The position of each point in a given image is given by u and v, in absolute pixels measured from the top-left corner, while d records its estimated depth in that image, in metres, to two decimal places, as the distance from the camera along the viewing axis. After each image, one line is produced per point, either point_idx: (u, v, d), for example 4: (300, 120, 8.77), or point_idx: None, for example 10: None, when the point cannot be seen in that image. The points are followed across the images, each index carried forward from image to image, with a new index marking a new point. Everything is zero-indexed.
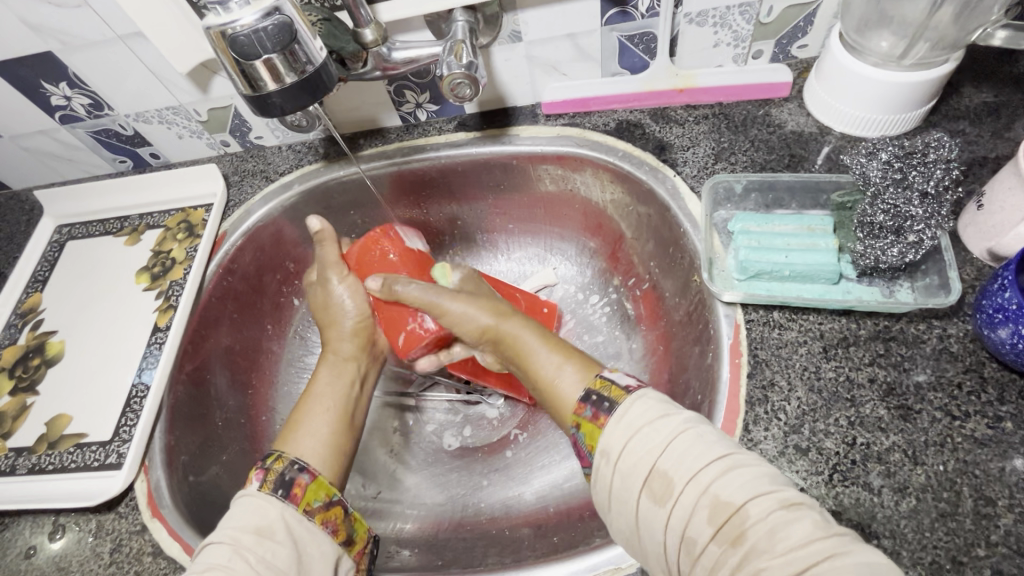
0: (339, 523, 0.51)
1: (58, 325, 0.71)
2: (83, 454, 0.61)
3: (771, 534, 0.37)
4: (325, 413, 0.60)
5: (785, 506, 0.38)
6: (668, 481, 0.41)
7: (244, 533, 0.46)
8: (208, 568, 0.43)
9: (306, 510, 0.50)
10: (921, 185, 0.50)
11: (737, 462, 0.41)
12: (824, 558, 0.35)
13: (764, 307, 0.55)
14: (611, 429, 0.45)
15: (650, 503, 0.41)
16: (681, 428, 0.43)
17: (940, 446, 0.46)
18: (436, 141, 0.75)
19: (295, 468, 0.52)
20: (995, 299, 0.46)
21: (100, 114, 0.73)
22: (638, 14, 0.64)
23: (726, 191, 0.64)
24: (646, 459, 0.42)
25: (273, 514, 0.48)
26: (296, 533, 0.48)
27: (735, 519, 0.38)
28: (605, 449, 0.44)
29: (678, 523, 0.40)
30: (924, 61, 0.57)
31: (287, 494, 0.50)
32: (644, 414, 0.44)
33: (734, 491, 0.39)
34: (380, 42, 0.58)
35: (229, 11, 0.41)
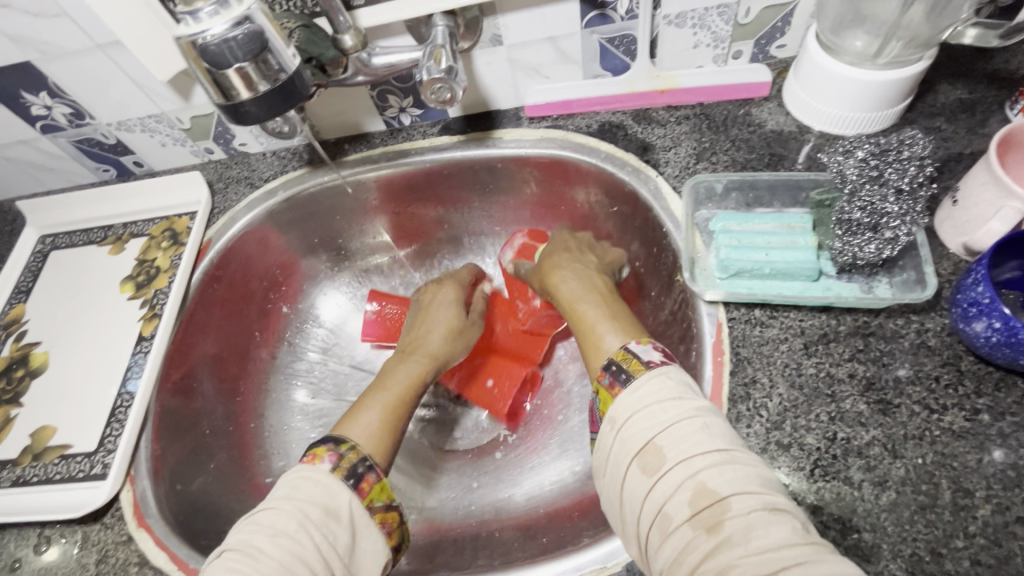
0: (393, 525, 0.51)
1: (42, 335, 0.71)
2: (67, 466, 0.61)
3: (747, 530, 0.38)
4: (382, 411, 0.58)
5: (767, 510, 0.39)
6: (661, 455, 0.43)
7: (313, 509, 0.46)
8: (275, 533, 0.44)
9: (368, 506, 0.49)
10: (896, 182, 0.50)
11: (731, 458, 0.42)
12: (794, 564, 0.35)
13: (745, 305, 0.56)
14: (623, 398, 0.47)
15: (637, 472, 0.43)
16: (687, 414, 0.44)
17: (919, 439, 0.47)
18: (420, 145, 0.76)
19: (365, 463, 0.51)
20: (969, 293, 0.46)
21: (82, 123, 0.73)
22: (618, 16, 0.64)
23: (707, 191, 0.65)
24: (645, 433, 0.44)
25: (342, 499, 0.48)
26: (358, 524, 0.48)
27: (715, 508, 0.39)
28: (613, 416, 0.47)
29: (659, 498, 0.41)
30: (899, 59, 0.58)
31: (356, 486, 0.49)
32: (657, 391, 0.46)
33: (721, 483, 0.40)
34: (360, 47, 0.59)
35: (199, 21, 0.41)
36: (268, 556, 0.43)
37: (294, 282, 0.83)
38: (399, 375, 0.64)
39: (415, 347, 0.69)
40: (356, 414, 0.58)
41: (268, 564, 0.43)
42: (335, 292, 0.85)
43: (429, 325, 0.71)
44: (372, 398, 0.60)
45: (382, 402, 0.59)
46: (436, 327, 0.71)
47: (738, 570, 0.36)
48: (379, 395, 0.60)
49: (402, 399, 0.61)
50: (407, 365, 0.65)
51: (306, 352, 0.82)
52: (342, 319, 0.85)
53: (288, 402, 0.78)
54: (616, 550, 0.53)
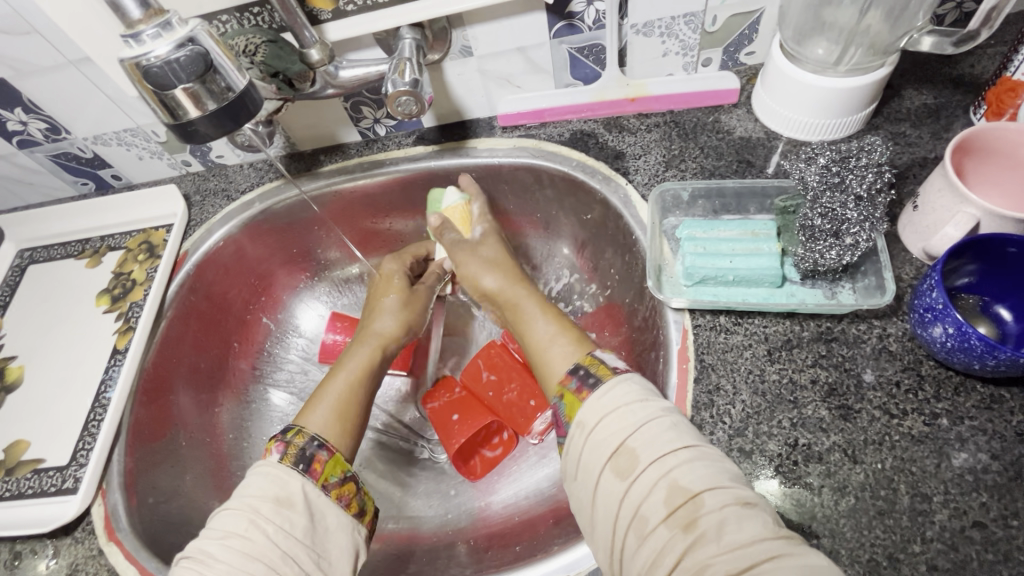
0: (352, 497, 0.51)
1: (19, 350, 0.71)
2: (39, 480, 0.61)
3: (721, 525, 0.38)
4: (342, 398, 0.60)
5: (740, 504, 0.39)
6: (634, 457, 0.42)
7: (263, 502, 0.47)
8: (226, 536, 0.45)
9: (323, 485, 0.50)
10: (856, 189, 0.51)
11: (701, 455, 0.42)
12: (769, 558, 0.36)
13: (711, 312, 0.56)
14: (592, 400, 0.47)
15: (612, 476, 0.43)
16: (656, 415, 0.44)
17: (878, 444, 0.47)
18: (395, 155, 0.76)
19: (314, 444, 0.53)
20: (925, 298, 0.47)
21: (58, 138, 0.73)
22: (585, 26, 0.65)
23: (674, 199, 0.66)
24: (617, 436, 0.44)
25: (293, 487, 0.49)
26: (315, 505, 0.49)
27: (689, 505, 0.39)
28: (581, 421, 0.46)
29: (633, 501, 0.41)
30: (861, 66, 0.58)
31: (306, 469, 0.51)
32: (625, 395, 0.46)
33: (693, 480, 0.40)
34: (328, 61, 0.59)
35: (142, 44, 0.42)
36: (218, 561, 0.44)
37: (272, 292, 0.84)
38: (348, 365, 0.64)
39: (365, 331, 0.69)
40: (314, 402, 0.60)
41: (221, 566, 0.43)
42: (315, 302, 0.86)
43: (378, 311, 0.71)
44: (328, 388, 0.61)
45: (340, 391, 0.61)
46: (389, 312, 0.71)
47: (711, 570, 0.36)
48: (335, 384, 0.62)
49: (361, 385, 0.63)
50: (359, 352, 0.66)
51: (286, 361, 0.82)
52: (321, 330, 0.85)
53: (266, 411, 0.78)
54: (581, 558, 0.53)
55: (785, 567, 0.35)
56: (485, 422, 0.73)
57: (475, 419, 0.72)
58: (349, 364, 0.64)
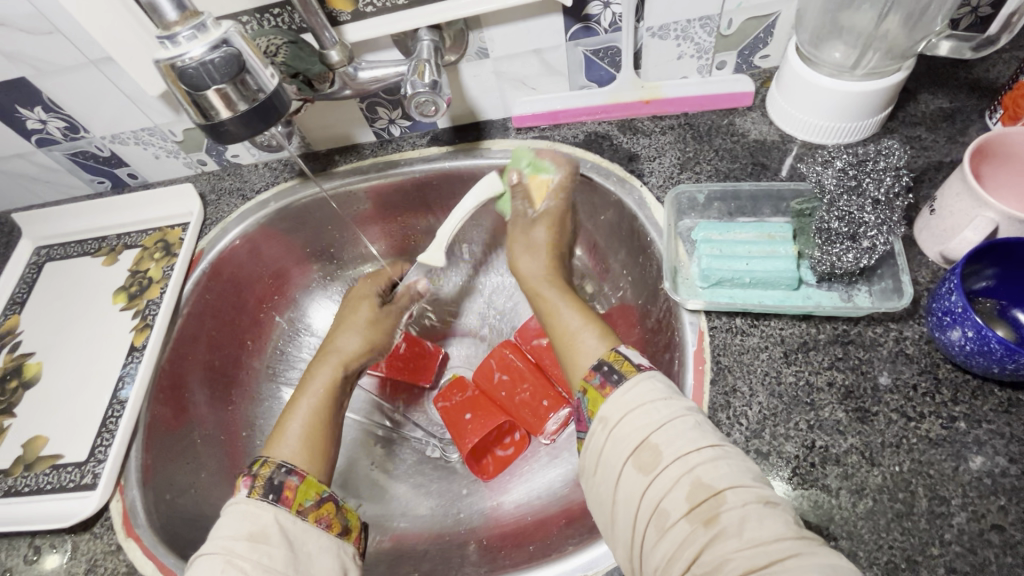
0: (332, 517, 0.50)
1: (37, 346, 0.72)
2: (58, 475, 0.62)
3: (743, 521, 0.38)
4: (308, 425, 0.58)
5: (762, 503, 0.39)
6: (657, 453, 0.42)
7: (236, 540, 0.45)
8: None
9: (298, 511, 0.49)
10: (874, 193, 0.51)
11: (725, 454, 0.42)
12: (789, 554, 0.36)
13: (727, 314, 0.56)
14: (617, 395, 0.46)
15: (633, 470, 0.42)
16: (679, 413, 0.44)
17: (896, 447, 0.47)
18: (409, 156, 0.76)
19: (282, 472, 0.50)
20: (944, 302, 0.47)
21: (76, 136, 0.74)
22: (602, 29, 0.65)
23: (690, 201, 0.66)
24: (641, 430, 0.44)
25: (266, 519, 0.47)
26: (292, 533, 0.47)
27: (711, 502, 0.39)
28: (604, 415, 0.46)
29: (655, 494, 0.41)
30: (878, 70, 0.59)
31: (278, 497, 0.48)
32: (649, 392, 0.46)
33: (716, 477, 0.40)
34: (347, 62, 0.59)
35: (178, 46, 0.42)
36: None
37: (286, 291, 0.84)
38: (312, 387, 0.62)
39: (327, 350, 0.66)
40: (281, 432, 0.57)
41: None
42: (327, 302, 0.86)
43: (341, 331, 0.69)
44: (294, 416, 0.58)
45: (304, 417, 0.58)
46: (351, 332, 0.68)
47: (733, 566, 0.36)
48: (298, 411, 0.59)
49: (326, 410, 0.60)
50: (320, 375, 0.63)
51: (298, 360, 0.82)
52: None
53: (280, 409, 0.79)
54: (597, 558, 0.53)
55: (807, 563, 0.35)
56: (497, 422, 0.73)
57: (488, 419, 0.73)
58: (312, 387, 0.62)
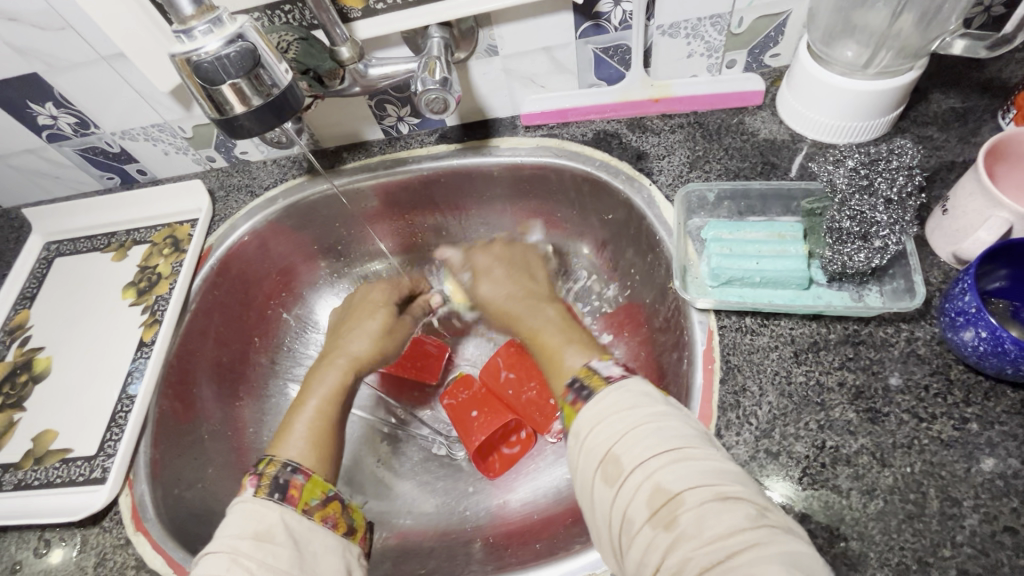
0: (338, 516, 0.51)
1: (47, 341, 0.72)
2: (68, 469, 0.62)
3: (700, 521, 0.37)
4: (312, 425, 0.58)
5: (720, 500, 0.38)
6: (619, 462, 0.42)
7: (242, 539, 0.45)
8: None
9: (304, 510, 0.49)
10: (886, 192, 0.51)
11: (686, 455, 0.41)
12: (746, 550, 0.35)
13: (737, 313, 0.56)
14: (586, 411, 0.46)
15: (600, 484, 0.42)
16: (640, 421, 0.43)
17: (907, 448, 0.47)
18: (417, 154, 0.76)
19: (287, 470, 0.51)
20: (957, 302, 0.47)
21: (87, 132, 0.74)
22: (612, 27, 0.65)
23: (700, 200, 0.66)
24: (605, 442, 0.43)
25: (272, 518, 0.47)
26: (297, 533, 0.47)
27: (670, 505, 0.38)
28: (576, 430, 0.46)
29: (622, 504, 0.40)
30: (890, 70, 0.58)
31: (283, 495, 0.49)
32: (612, 404, 0.45)
33: (674, 480, 0.39)
34: (357, 59, 0.59)
35: (194, 40, 0.42)
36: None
37: (293, 288, 0.84)
38: (318, 387, 0.63)
39: (336, 352, 0.68)
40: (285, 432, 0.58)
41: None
42: (333, 298, 0.86)
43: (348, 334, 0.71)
44: (299, 416, 0.60)
45: (309, 417, 0.59)
46: (358, 335, 0.70)
47: (693, 566, 0.35)
48: (302, 412, 0.60)
49: (331, 410, 0.61)
50: (327, 374, 0.65)
51: (305, 357, 0.82)
52: None
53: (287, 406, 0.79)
54: None
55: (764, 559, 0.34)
56: (504, 420, 0.73)
57: (496, 417, 0.73)
58: (317, 388, 0.63)
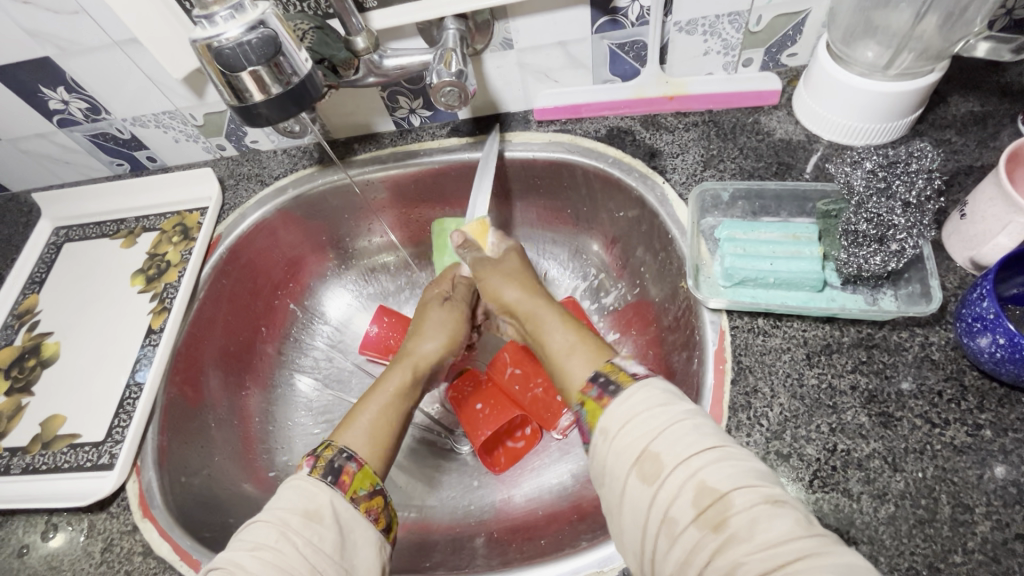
0: (380, 512, 0.49)
1: (56, 326, 0.72)
2: (76, 454, 0.62)
3: (752, 524, 0.37)
4: (377, 424, 0.56)
5: (770, 504, 0.38)
6: (659, 462, 0.41)
7: (292, 514, 0.45)
8: (255, 546, 0.43)
9: (352, 497, 0.48)
10: (904, 195, 0.50)
11: (728, 455, 0.40)
12: (802, 555, 0.35)
13: (749, 314, 0.56)
14: (613, 409, 0.45)
15: (638, 482, 0.41)
16: (678, 419, 0.43)
17: (919, 453, 0.47)
18: (428, 146, 0.76)
19: (343, 456, 0.51)
20: (974, 308, 0.47)
21: (98, 118, 0.74)
22: (628, 22, 0.64)
23: (713, 199, 0.65)
24: (641, 440, 0.42)
25: (322, 499, 0.47)
26: (343, 518, 0.46)
27: (718, 505, 0.38)
28: (604, 428, 0.45)
29: (663, 502, 0.40)
30: (910, 71, 0.58)
31: (336, 480, 0.48)
32: (644, 401, 0.44)
33: (720, 480, 0.39)
34: (372, 49, 0.58)
35: (215, 25, 0.42)
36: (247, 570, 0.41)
37: (300, 279, 0.84)
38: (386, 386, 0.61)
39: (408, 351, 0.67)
40: (345, 428, 0.55)
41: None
42: (342, 291, 0.86)
43: (422, 334, 0.69)
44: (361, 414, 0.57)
45: (372, 418, 0.57)
46: (434, 338, 0.68)
47: (744, 570, 0.35)
48: (369, 405, 0.58)
49: (395, 410, 0.59)
50: (395, 372, 0.63)
51: (311, 348, 0.83)
52: (347, 318, 0.85)
53: (292, 396, 0.79)
54: (614, 554, 0.52)
55: (820, 564, 0.34)
56: (511, 416, 0.73)
57: (502, 413, 0.72)
58: (386, 387, 0.61)
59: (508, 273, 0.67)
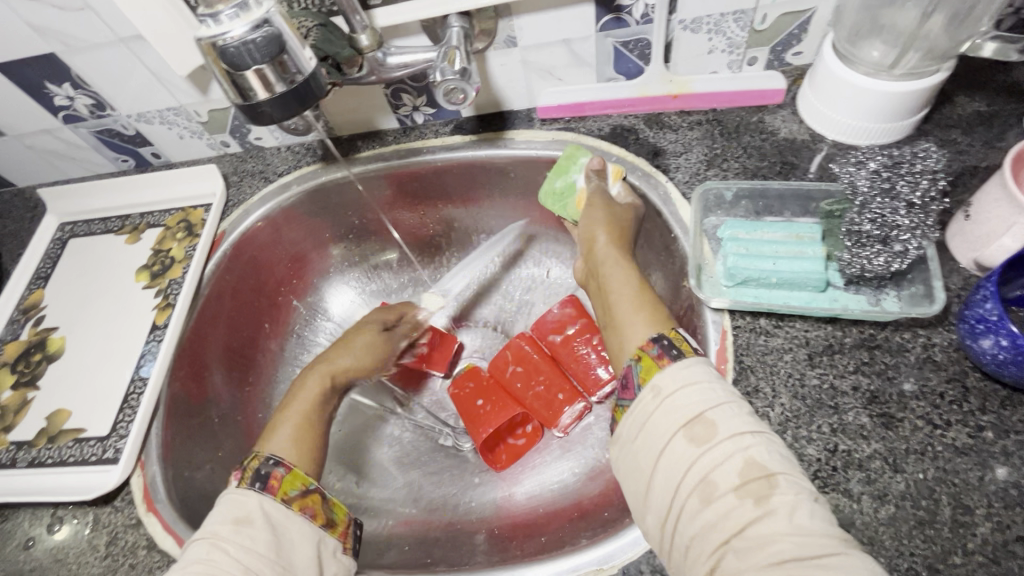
0: (317, 508, 0.50)
1: (61, 321, 0.73)
2: (81, 449, 0.63)
3: (794, 509, 0.37)
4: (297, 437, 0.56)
5: (812, 496, 0.38)
6: (712, 428, 0.41)
7: (222, 525, 0.46)
8: (188, 563, 0.43)
9: (283, 499, 0.49)
10: (908, 196, 0.50)
11: (779, 443, 0.41)
12: (837, 549, 0.35)
13: (751, 314, 0.56)
14: (672, 368, 0.45)
15: (685, 441, 0.41)
16: (736, 397, 0.43)
17: (920, 454, 0.47)
18: (432, 144, 0.76)
19: (270, 463, 0.51)
20: (977, 310, 0.47)
21: (103, 114, 0.74)
22: (633, 20, 0.64)
23: (717, 198, 0.65)
24: (694, 405, 0.42)
25: (250, 505, 0.47)
26: (275, 519, 0.47)
27: (763, 483, 0.38)
28: (658, 385, 0.44)
29: (705, 467, 0.39)
30: (917, 71, 0.57)
31: (264, 485, 0.49)
32: (708, 372, 0.44)
33: (770, 461, 0.39)
34: (375, 47, 0.59)
35: (220, 24, 0.42)
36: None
37: (304, 275, 0.84)
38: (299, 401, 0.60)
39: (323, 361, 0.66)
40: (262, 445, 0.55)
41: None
42: (345, 287, 0.86)
43: (343, 347, 0.68)
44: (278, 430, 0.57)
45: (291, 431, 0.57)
46: (355, 354, 0.68)
47: (777, 547, 0.35)
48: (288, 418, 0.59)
49: (311, 421, 0.59)
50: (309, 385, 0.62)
51: (315, 344, 0.83)
52: (351, 314, 0.86)
53: None
54: (614, 552, 0.52)
55: (855, 560, 0.34)
56: (512, 414, 0.73)
57: (503, 410, 0.73)
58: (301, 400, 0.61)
59: (614, 216, 0.65)
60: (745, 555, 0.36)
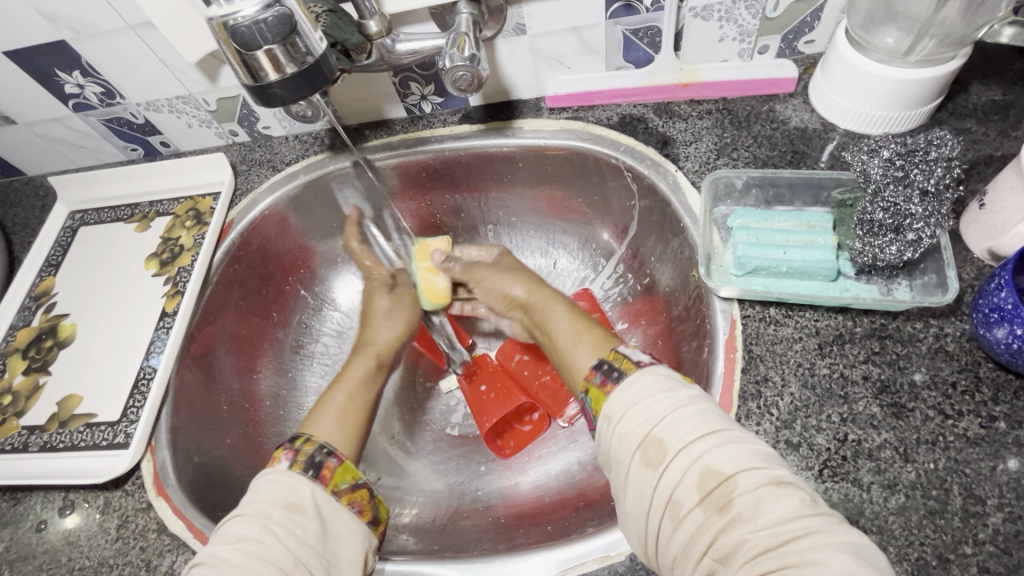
0: (364, 504, 0.51)
1: (72, 308, 0.73)
2: (92, 434, 0.63)
3: (756, 505, 0.37)
4: (348, 410, 0.58)
5: (774, 484, 0.38)
6: (663, 446, 0.41)
7: (273, 508, 0.46)
8: (237, 540, 0.44)
9: (334, 491, 0.49)
10: (922, 184, 0.49)
11: (732, 438, 0.41)
12: (807, 534, 0.35)
13: (760, 303, 0.55)
14: (617, 395, 0.45)
15: (640, 467, 0.41)
16: (682, 404, 0.43)
17: (931, 444, 0.47)
18: (440, 133, 0.76)
19: (324, 451, 0.51)
20: (992, 299, 0.46)
21: (112, 102, 0.74)
22: (643, 8, 0.63)
23: (727, 187, 0.65)
24: (643, 426, 0.43)
25: (303, 493, 0.48)
26: (325, 512, 0.48)
27: (722, 488, 0.38)
28: (608, 414, 0.45)
29: (667, 487, 0.40)
30: (931, 58, 0.56)
31: (316, 475, 0.49)
32: (650, 386, 0.44)
33: (724, 462, 0.39)
34: (385, 33, 0.58)
35: (230, 3, 0.42)
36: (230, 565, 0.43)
37: (311, 266, 0.84)
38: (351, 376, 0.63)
39: (364, 344, 0.68)
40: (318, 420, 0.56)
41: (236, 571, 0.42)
42: (352, 277, 0.85)
43: (375, 327, 0.71)
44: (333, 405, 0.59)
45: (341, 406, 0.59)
46: (387, 328, 0.70)
47: (750, 548, 0.36)
48: (337, 397, 0.60)
49: (362, 396, 0.61)
50: (355, 364, 0.65)
51: (321, 334, 0.83)
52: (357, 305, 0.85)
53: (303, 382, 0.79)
54: (619, 540, 0.52)
55: (825, 542, 0.35)
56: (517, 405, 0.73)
57: (510, 401, 0.72)
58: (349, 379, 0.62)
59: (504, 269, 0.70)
60: (723, 563, 0.36)
